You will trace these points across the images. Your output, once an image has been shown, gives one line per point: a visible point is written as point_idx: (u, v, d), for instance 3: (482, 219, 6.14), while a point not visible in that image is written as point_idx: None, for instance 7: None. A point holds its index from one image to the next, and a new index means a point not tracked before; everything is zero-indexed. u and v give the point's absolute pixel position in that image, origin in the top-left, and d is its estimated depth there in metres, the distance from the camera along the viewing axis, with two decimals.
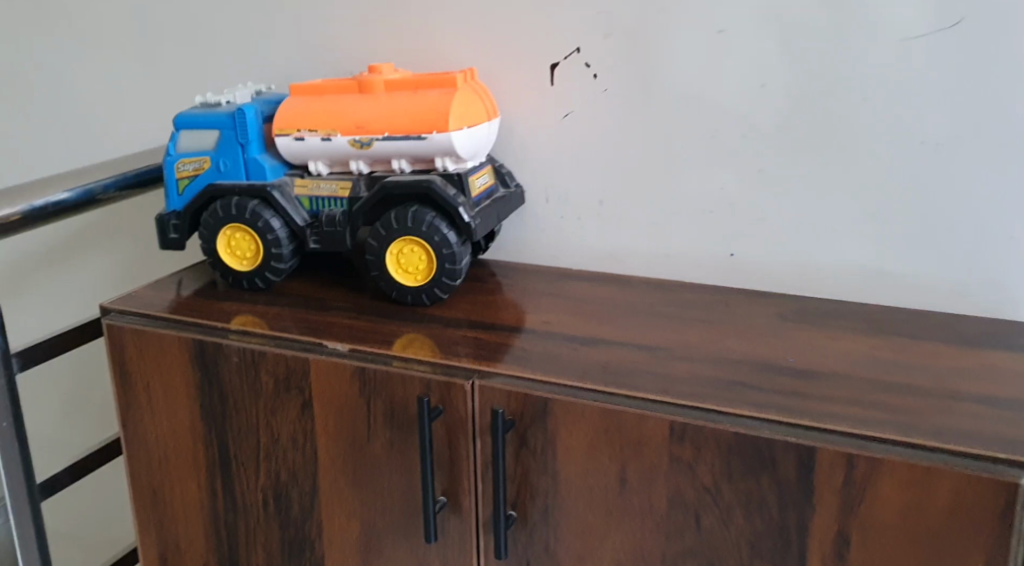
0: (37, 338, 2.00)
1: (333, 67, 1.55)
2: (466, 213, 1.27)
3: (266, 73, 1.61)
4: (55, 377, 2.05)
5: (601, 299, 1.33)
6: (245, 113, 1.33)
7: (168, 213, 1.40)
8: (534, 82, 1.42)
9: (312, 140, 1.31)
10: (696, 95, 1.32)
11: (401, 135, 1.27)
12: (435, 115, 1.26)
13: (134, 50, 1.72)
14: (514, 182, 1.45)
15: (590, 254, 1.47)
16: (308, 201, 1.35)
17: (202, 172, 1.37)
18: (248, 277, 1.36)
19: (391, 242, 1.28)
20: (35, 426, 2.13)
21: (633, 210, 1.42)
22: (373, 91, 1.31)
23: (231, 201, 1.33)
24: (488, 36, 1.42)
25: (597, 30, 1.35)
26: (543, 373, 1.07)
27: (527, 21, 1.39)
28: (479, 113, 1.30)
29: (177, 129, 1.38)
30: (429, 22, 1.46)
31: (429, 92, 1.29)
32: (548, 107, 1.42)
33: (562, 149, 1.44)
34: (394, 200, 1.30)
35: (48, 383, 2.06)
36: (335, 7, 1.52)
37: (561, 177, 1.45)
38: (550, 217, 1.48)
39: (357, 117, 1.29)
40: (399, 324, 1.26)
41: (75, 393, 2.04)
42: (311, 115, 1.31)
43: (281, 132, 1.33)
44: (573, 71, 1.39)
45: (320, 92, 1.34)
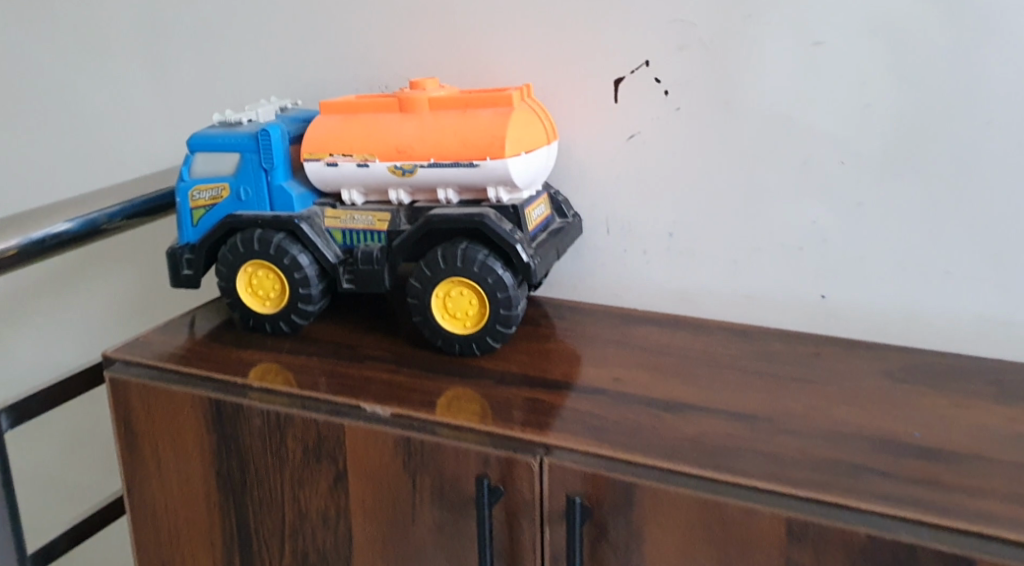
0: (35, 376, 1.85)
1: (367, 80, 1.39)
2: (524, 251, 1.10)
3: (292, 87, 1.45)
4: (55, 419, 1.90)
5: (676, 349, 1.16)
6: (270, 136, 1.17)
7: (181, 246, 1.23)
8: (596, 99, 1.25)
9: (346, 166, 1.15)
10: (785, 117, 1.15)
11: (449, 162, 1.11)
12: (490, 139, 1.09)
13: (146, 61, 1.56)
14: (570, 213, 1.28)
15: (658, 293, 1.30)
16: (341, 234, 1.19)
17: (220, 202, 1.21)
18: (272, 320, 1.20)
19: (437, 284, 1.11)
20: (33, 468, 1.98)
21: (707, 244, 1.25)
22: (416, 110, 1.14)
23: (253, 235, 1.17)
24: (544, 48, 1.26)
25: (671, 41, 1.18)
26: (624, 450, 0.90)
27: (589, 30, 1.22)
28: (538, 136, 1.13)
29: (191, 152, 1.21)
30: (476, 32, 1.29)
31: (482, 113, 1.12)
32: (611, 128, 1.25)
33: (625, 174, 1.27)
34: (440, 235, 1.13)
35: (46, 425, 1.91)
36: (370, 14, 1.35)
37: (625, 205, 1.28)
38: (611, 249, 1.31)
39: (398, 140, 1.13)
40: (445, 378, 1.10)
41: (77, 439, 1.90)
42: (346, 139, 1.15)
43: (310, 156, 1.16)
44: (641, 87, 1.22)
45: (355, 111, 1.17)
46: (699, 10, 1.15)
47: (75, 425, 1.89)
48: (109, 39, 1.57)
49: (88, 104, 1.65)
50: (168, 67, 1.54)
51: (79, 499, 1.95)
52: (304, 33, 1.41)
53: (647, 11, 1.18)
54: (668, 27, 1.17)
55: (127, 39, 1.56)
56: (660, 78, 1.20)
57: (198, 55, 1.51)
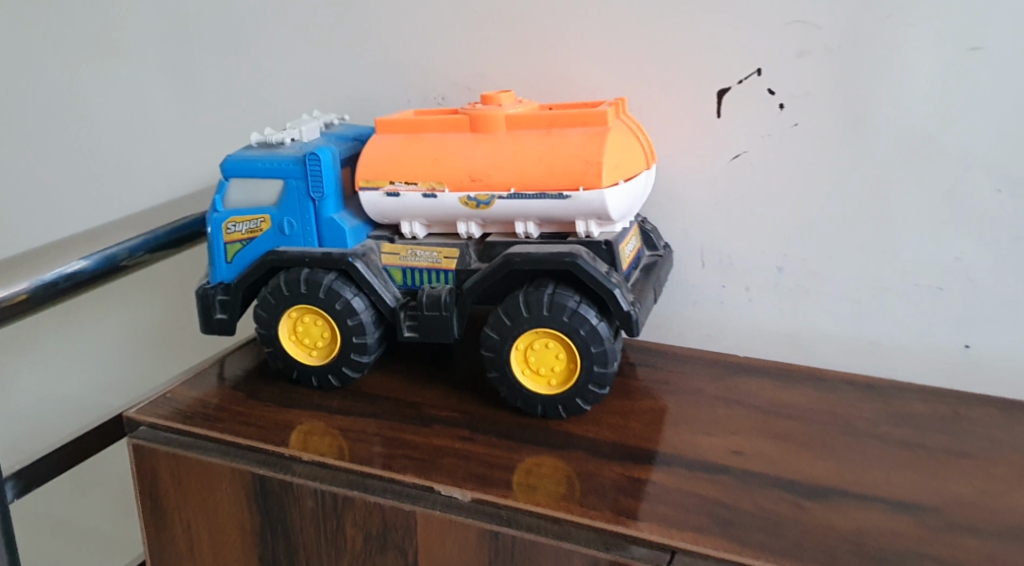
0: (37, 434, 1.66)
1: (420, 89, 1.22)
2: (623, 297, 0.93)
3: (332, 97, 1.28)
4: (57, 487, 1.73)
5: (797, 411, 0.98)
6: (319, 160, 1.00)
7: (213, 285, 1.07)
8: (692, 113, 1.08)
9: (410, 197, 0.99)
10: (928, 135, 0.98)
11: (533, 192, 0.95)
12: (584, 165, 0.93)
13: (166, 67, 1.39)
14: (661, 244, 1.11)
15: (765, 338, 1.13)
16: (400, 273, 1.03)
17: (259, 235, 1.04)
18: (320, 373, 1.03)
19: (519, 335, 0.94)
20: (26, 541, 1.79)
21: (824, 283, 1.08)
22: (491, 130, 0.98)
23: (299, 276, 1.00)
24: (632, 53, 1.09)
25: (790, 45, 1.01)
26: (772, 558, 0.74)
27: (689, 33, 1.05)
28: (637, 160, 0.97)
29: (225, 178, 1.05)
30: (551, 35, 1.12)
31: (570, 133, 0.95)
32: (711, 147, 1.08)
33: (726, 199, 1.10)
34: (520, 277, 0.97)
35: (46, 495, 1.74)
36: (426, 14, 1.18)
37: (723, 235, 1.11)
38: (707, 285, 1.14)
39: (472, 166, 0.97)
40: (530, 447, 0.91)
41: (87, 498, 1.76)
42: (409, 164, 0.99)
43: (367, 184, 1.00)
44: (751, 99, 1.05)
45: (420, 131, 1.02)
46: (828, 9, 0.98)
47: (103, 474, 1.75)
48: (125, 42, 1.40)
49: (101, 116, 1.48)
50: (192, 74, 1.37)
51: (111, 547, 1.81)
52: (347, 37, 1.24)
53: (762, 10, 1.01)
54: (786, 30, 1.00)
55: (145, 43, 1.39)
56: (773, 89, 1.03)
57: (226, 61, 1.34)
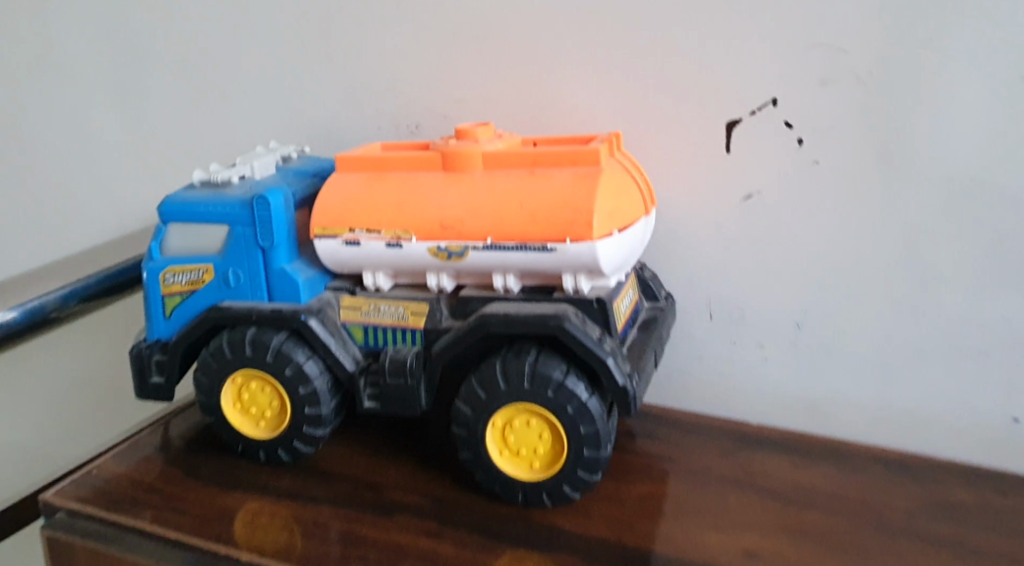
0: None
1: (392, 118, 1.09)
2: (618, 369, 0.79)
3: (297, 126, 1.15)
4: None
5: (818, 497, 0.85)
6: (267, 202, 0.86)
7: (149, 344, 0.93)
8: (697, 148, 0.95)
9: (371, 247, 0.86)
10: (972, 179, 0.85)
11: (513, 243, 0.81)
12: (573, 214, 0.79)
13: (116, 91, 1.26)
14: (662, 294, 0.97)
15: (780, 402, 0.99)
16: (362, 331, 0.89)
17: (200, 288, 0.90)
18: (269, 447, 0.90)
19: (496, 410, 0.81)
20: None
21: (849, 342, 0.94)
22: (466, 170, 0.85)
23: (244, 337, 0.87)
24: (628, 78, 0.96)
25: (811, 72, 0.88)
26: None
27: (693, 56, 0.92)
28: (634, 206, 0.84)
29: (163, 222, 0.91)
30: (536, 56, 0.99)
31: (556, 175, 0.82)
32: (719, 186, 0.95)
33: (735, 245, 0.96)
34: (498, 341, 0.83)
35: None
36: (399, 35, 1.06)
37: (733, 285, 0.98)
38: (713, 342, 1.01)
39: (442, 212, 0.84)
40: (508, 546, 0.78)
41: None
42: (371, 210, 0.86)
43: (324, 232, 0.87)
44: (764, 133, 0.91)
45: (385, 170, 0.88)
46: (856, 32, 0.85)
47: None
48: (71, 63, 1.27)
49: (47, 142, 1.35)
50: (143, 98, 1.24)
51: None
52: (311, 57, 1.11)
53: (777, 31, 0.88)
54: (806, 55, 0.88)
55: (93, 63, 1.26)
56: (790, 122, 0.90)
57: (180, 83, 1.21)
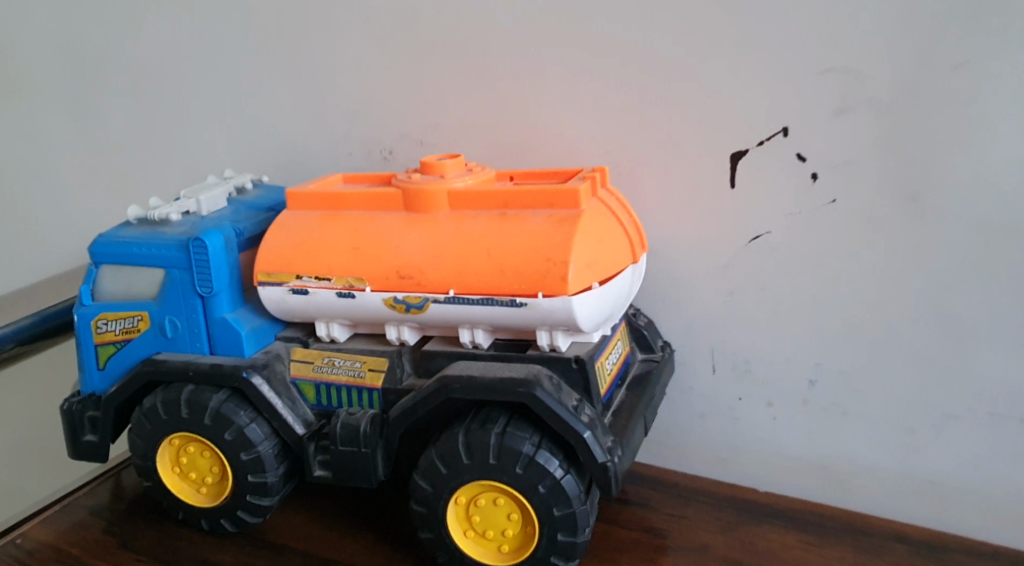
0: None
1: (366, 145, 0.99)
2: (598, 444, 0.68)
3: (266, 152, 1.06)
4: None
5: None
6: (206, 245, 0.77)
7: (82, 398, 0.83)
8: (698, 184, 0.85)
9: (321, 296, 0.76)
10: (1013, 224, 0.74)
11: (478, 296, 0.71)
12: (547, 264, 0.69)
13: (80, 112, 1.18)
14: (658, 344, 0.87)
15: (792, 467, 0.88)
16: (312, 389, 0.79)
17: (136, 337, 0.81)
18: (211, 517, 0.80)
19: (459, 488, 0.70)
20: None
21: (870, 405, 0.83)
22: (430, 210, 0.75)
23: (179, 395, 0.77)
24: (618, 102, 0.86)
25: (826, 99, 0.77)
26: None
27: (692, 79, 0.82)
28: (618, 254, 0.73)
29: (96, 263, 0.82)
30: (517, 77, 0.90)
31: (530, 218, 0.72)
32: (722, 225, 0.85)
33: (741, 290, 0.86)
34: (463, 406, 0.72)
35: None
36: (372, 55, 0.96)
37: (739, 335, 0.87)
38: (717, 398, 0.90)
39: (400, 257, 0.73)
40: None
41: None
42: (321, 253, 0.75)
43: (268, 278, 0.77)
44: (772, 166, 0.82)
45: (341, 208, 0.78)
46: (877, 55, 0.75)
47: None
48: (33, 80, 1.19)
49: (12, 164, 1.27)
50: (107, 118, 1.16)
51: None
52: (276, 76, 1.02)
53: (788, 52, 0.78)
54: (820, 79, 0.77)
55: (54, 81, 1.18)
56: (802, 155, 0.80)
57: (145, 105, 1.12)
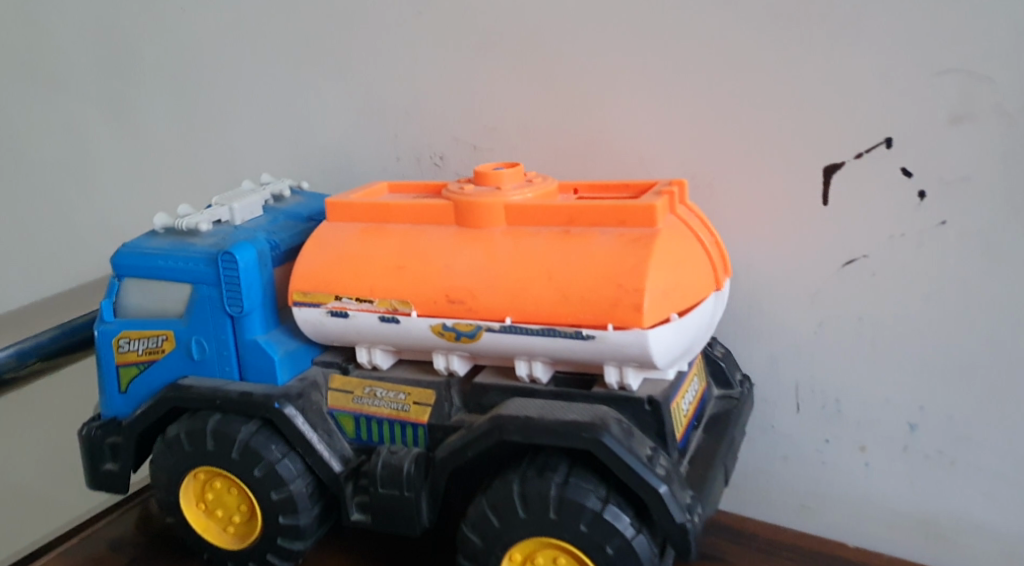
0: None
1: (418, 153, 0.92)
2: (675, 502, 0.59)
3: (310, 156, 0.99)
4: None
5: None
6: (236, 260, 0.69)
7: (103, 422, 0.77)
8: (787, 201, 0.76)
9: (362, 320, 0.68)
10: None
11: (539, 325, 0.62)
12: (618, 291, 0.60)
13: (118, 109, 1.11)
14: (737, 388, 0.78)
15: (888, 520, 0.80)
16: (350, 422, 0.71)
17: (160, 358, 0.74)
18: (238, 560, 0.72)
19: (513, 543, 0.62)
20: None
21: (981, 456, 0.74)
22: (486, 225, 0.67)
23: (205, 427, 0.70)
24: (698, 105, 0.77)
25: (941, 106, 0.68)
26: None
27: (785, 82, 0.73)
28: (698, 280, 0.64)
29: (120, 276, 0.75)
30: (587, 77, 0.82)
31: (598, 237, 0.63)
32: (814, 246, 0.76)
33: (833, 321, 0.77)
34: (519, 449, 0.64)
35: None
36: (428, 53, 0.88)
37: (830, 371, 0.79)
38: (804, 439, 0.82)
39: (449, 279, 0.65)
40: None
41: None
42: (363, 272, 0.67)
43: (303, 298, 0.69)
44: (874, 182, 0.72)
45: (387, 221, 0.70)
46: (1006, 58, 0.65)
47: None
48: (70, 74, 1.13)
49: (47, 162, 1.21)
50: (145, 117, 1.10)
51: None
52: (319, 72, 0.95)
53: (898, 54, 0.69)
54: (936, 83, 0.68)
55: (92, 75, 1.12)
56: (908, 170, 0.70)
57: (184, 103, 1.06)
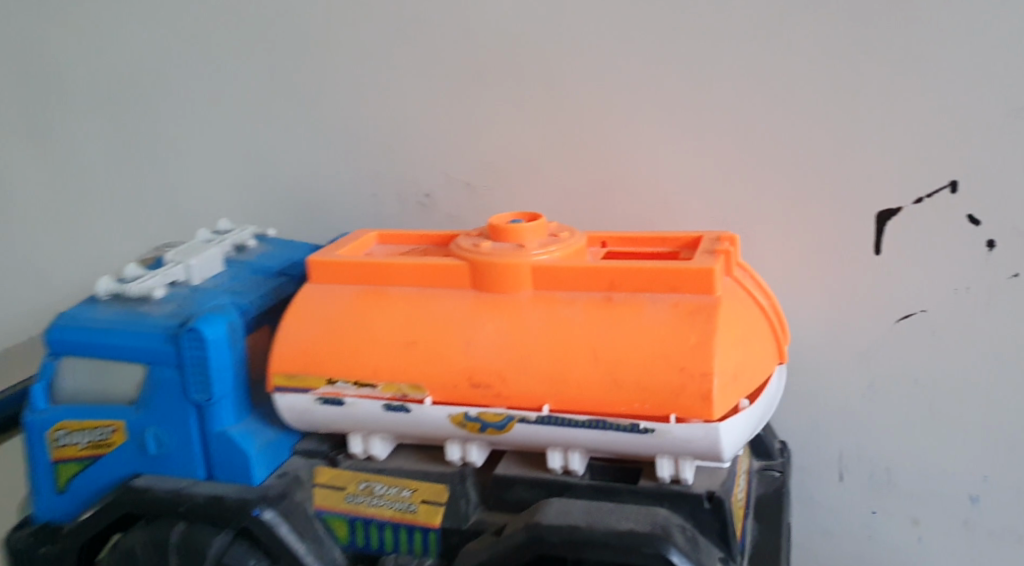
0: None
1: (403, 193, 0.81)
2: None
3: (272, 195, 0.86)
4: None
5: None
6: (204, 338, 0.58)
7: (34, 530, 0.63)
8: (834, 251, 0.69)
9: (362, 408, 0.56)
10: None
11: (583, 418, 0.52)
12: (680, 376, 0.50)
13: (28, 136, 0.94)
14: (776, 467, 0.68)
15: None
16: (343, 526, 0.59)
17: (107, 453, 0.61)
18: None
19: None
20: None
21: None
22: (509, 291, 0.56)
23: (166, 538, 0.56)
24: (736, 142, 0.69)
25: (1018, 147, 0.62)
26: None
27: (839, 119, 0.66)
28: (763, 355, 0.54)
29: (55, 353, 0.62)
30: (608, 111, 0.72)
31: (647, 307, 0.53)
32: (865, 300, 0.69)
33: (887, 382, 0.70)
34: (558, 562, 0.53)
35: None
36: (419, 81, 0.77)
37: (881, 437, 0.71)
38: (847, 511, 0.74)
39: (470, 359, 0.54)
40: None
41: None
42: (364, 350, 0.57)
43: (288, 382, 0.58)
44: (938, 230, 0.65)
45: (387, 283, 0.59)
46: None
47: None
48: None
49: None
50: (62, 146, 0.93)
51: None
52: (284, 98, 0.82)
53: (970, 90, 0.62)
54: (1015, 121, 0.61)
55: None
56: (976, 217, 0.64)
57: (114, 131, 0.90)
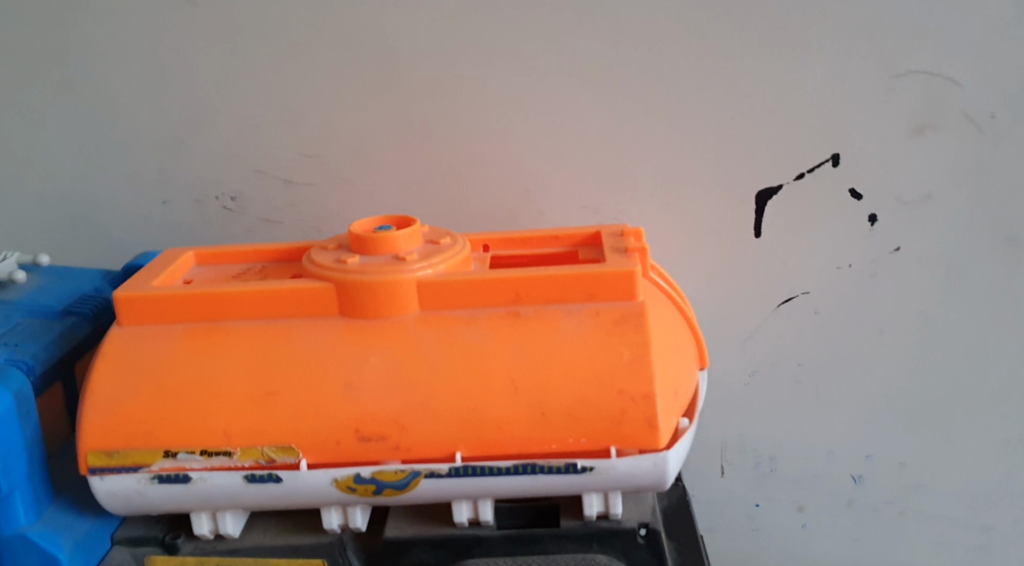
0: None
1: (213, 197, 0.67)
2: None
3: (38, 207, 0.68)
4: None
5: None
6: None
7: None
8: (715, 235, 0.64)
9: (214, 483, 0.44)
10: None
11: (506, 462, 0.44)
12: (619, 402, 0.43)
13: None
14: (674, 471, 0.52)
15: None
16: None
17: None
18: None
19: None
20: None
21: (925, 499, 0.69)
22: (390, 314, 0.46)
23: None
24: (608, 121, 0.62)
25: (897, 117, 0.60)
26: None
27: (720, 91, 0.61)
28: (691, 364, 0.48)
29: None
30: (463, 91, 0.63)
31: (563, 321, 0.45)
32: (748, 285, 0.65)
33: (772, 368, 0.66)
34: None
35: None
36: (227, 57, 0.63)
37: (767, 426, 0.68)
38: (733, 505, 0.71)
39: (355, 408, 0.44)
40: None
41: None
42: (210, 410, 0.44)
43: (106, 462, 0.44)
44: (821, 206, 0.62)
45: (227, 318, 0.46)
46: (965, 66, 0.58)
47: None
48: None
49: None
50: None
51: None
52: (45, 82, 0.65)
53: (851, 57, 0.59)
54: (894, 89, 0.59)
55: None
56: (857, 191, 0.62)
57: None
